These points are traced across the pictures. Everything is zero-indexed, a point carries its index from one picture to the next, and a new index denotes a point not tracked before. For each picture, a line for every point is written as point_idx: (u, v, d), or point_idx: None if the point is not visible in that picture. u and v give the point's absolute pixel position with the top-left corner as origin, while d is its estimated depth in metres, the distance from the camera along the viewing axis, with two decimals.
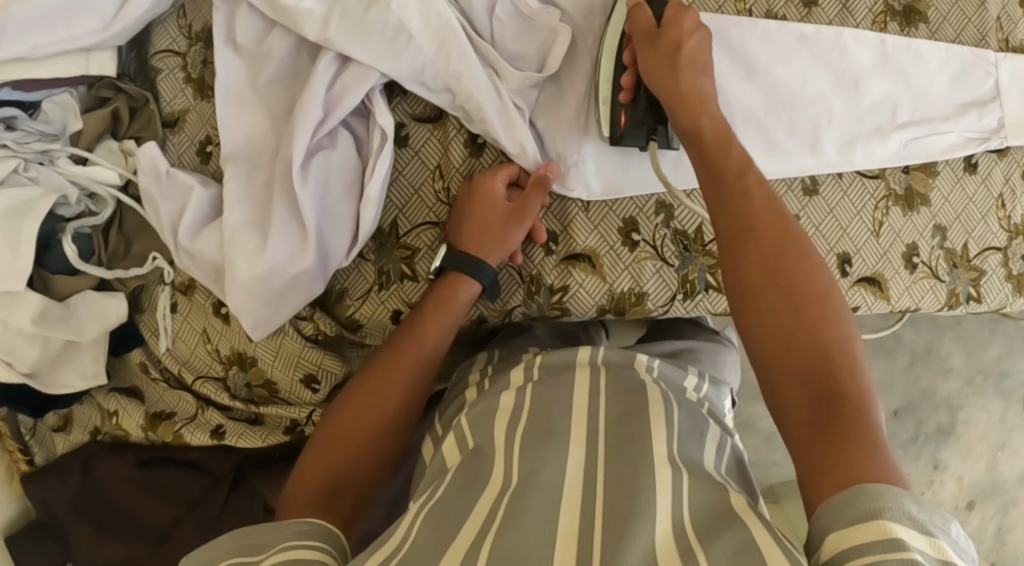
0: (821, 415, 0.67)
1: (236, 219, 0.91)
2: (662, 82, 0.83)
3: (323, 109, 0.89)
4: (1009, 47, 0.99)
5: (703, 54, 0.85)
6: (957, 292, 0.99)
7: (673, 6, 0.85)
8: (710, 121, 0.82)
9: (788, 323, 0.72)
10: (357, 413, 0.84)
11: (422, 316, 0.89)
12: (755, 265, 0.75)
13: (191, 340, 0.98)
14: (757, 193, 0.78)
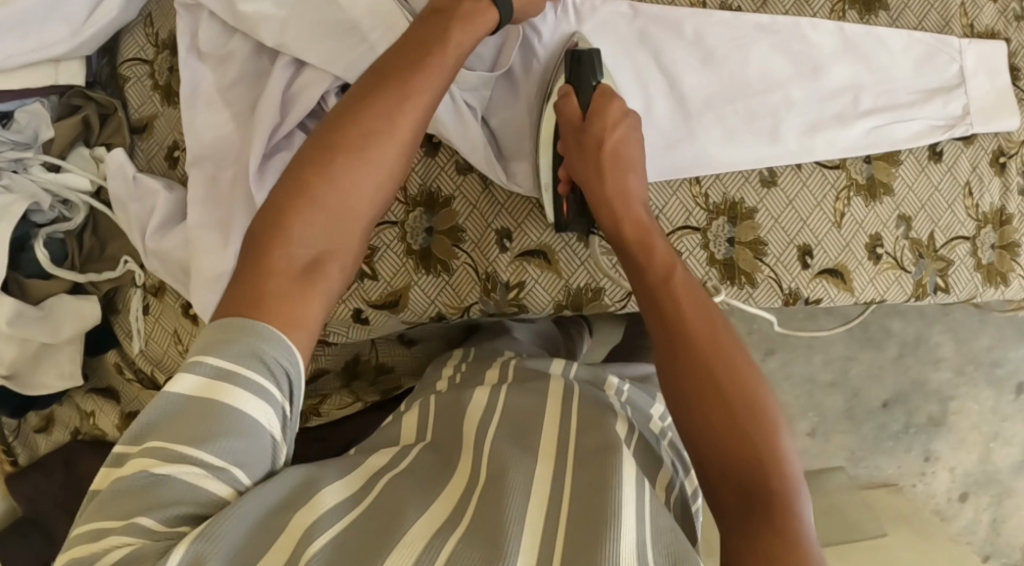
0: (747, 505, 0.68)
1: (199, 219, 0.94)
2: (589, 182, 0.87)
3: (280, 111, 0.91)
4: (973, 33, 0.98)
5: (627, 146, 0.87)
6: (924, 283, 0.98)
7: (600, 94, 0.87)
8: (632, 225, 0.84)
9: (711, 398, 0.73)
10: (329, 174, 0.74)
11: (404, 76, 0.78)
12: (681, 350, 0.76)
13: (163, 341, 1.00)
14: (681, 292, 0.79)
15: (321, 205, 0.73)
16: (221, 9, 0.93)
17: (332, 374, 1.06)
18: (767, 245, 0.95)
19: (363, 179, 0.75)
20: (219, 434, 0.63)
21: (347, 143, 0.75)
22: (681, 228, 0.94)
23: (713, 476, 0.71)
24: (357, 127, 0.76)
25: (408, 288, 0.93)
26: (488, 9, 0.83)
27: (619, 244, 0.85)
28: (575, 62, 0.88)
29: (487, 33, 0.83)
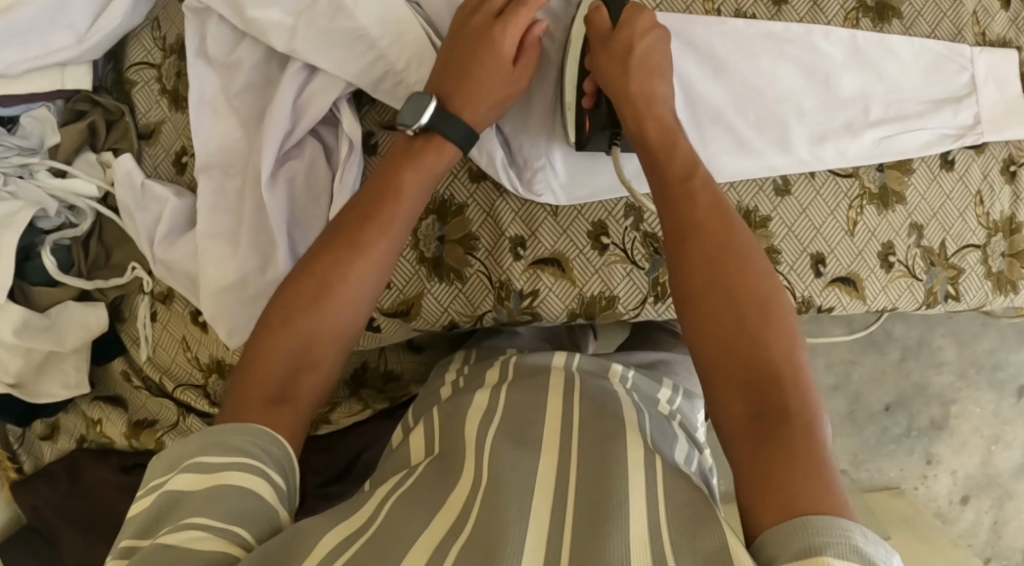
0: (756, 419, 0.66)
1: (208, 228, 0.93)
2: (610, 76, 0.80)
3: (292, 118, 0.90)
4: (985, 41, 0.98)
5: (656, 56, 0.81)
6: (935, 290, 0.98)
7: (629, 7, 0.81)
8: (655, 125, 0.79)
9: (726, 323, 0.70)
10: (310, 306, 0.77)
11: (373, 209, 0.80)
12: (701, 262, 0.73)
13: (171, 348, 1.00)
14: (701, 197, 0.76)
15: (298, 332, 0.76)
16: (230, 15, 0.91)
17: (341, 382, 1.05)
18: (780, 254, 0.95)
19: (339, 311, 0.78)
20: (221, 495, 0.65)
21: (322, 278, 0.78)
22: None
23: (723, 395, 0.69)
24: (333, 263, 0.79)
25: (421, 296, 0.93)
26: (472, 96, 0.82)
27: (647, 150, 0.79)
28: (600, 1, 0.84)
29: (490, 108, 0.83)
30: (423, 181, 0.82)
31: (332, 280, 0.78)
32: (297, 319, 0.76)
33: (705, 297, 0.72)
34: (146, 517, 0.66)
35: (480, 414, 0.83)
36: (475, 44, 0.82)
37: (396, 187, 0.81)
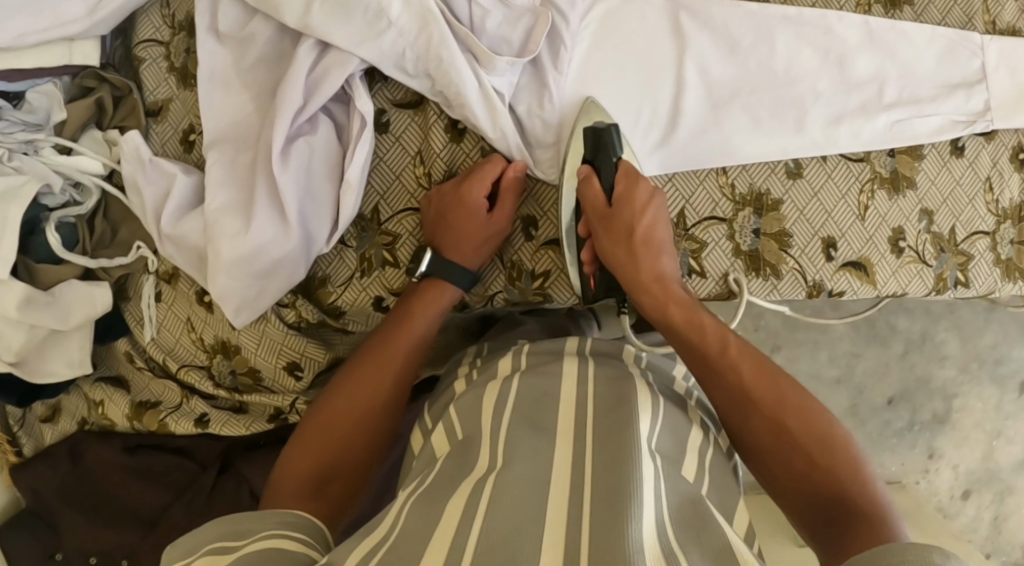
0: (830, 523, 0.77)
1: (219, 203, 0.90)
2: (627, 275, 0.88)
3: (303, 95, 0.89)
4: (995, 29, 1.00)
5: (659, 230, 0.88)
6: (945, 276, 0.98)
7: (622, 173, 0.88)
8: (679, 309, 0.87)
9: (776, 433, 0.82)
10: (355, 398, 0.86)
11: (412, 315, 0.90)
12: (750, 447, 0.84)
13: (175, 329, 0.96)
14: (742, 364, 0.84)
15: (343, 430, 0.85)
16: None
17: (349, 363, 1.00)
18: (792, 237, 0.94)
19: (375, 405, 0.87)
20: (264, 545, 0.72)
21: (371, 375, 0.88)
22: (707, 218, 0.93)
23: (784, 487, 0.81)
24: (384, 366, 0.88)
25: None
26: (468, 205, 0.88)
27: (675, 338, 0.87)
28: (595, 137, 0.88)
29: (490, 223, 0.90)
30: (452, 292, 0.91)
31: (380, 383, 0.88)
32: (348, 412, 0.86)
33: (795, 486, 0.81)
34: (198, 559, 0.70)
35: (493, 397, 0.83)
36: (451, 223, 0.89)
37: (410, 314, 0.90)
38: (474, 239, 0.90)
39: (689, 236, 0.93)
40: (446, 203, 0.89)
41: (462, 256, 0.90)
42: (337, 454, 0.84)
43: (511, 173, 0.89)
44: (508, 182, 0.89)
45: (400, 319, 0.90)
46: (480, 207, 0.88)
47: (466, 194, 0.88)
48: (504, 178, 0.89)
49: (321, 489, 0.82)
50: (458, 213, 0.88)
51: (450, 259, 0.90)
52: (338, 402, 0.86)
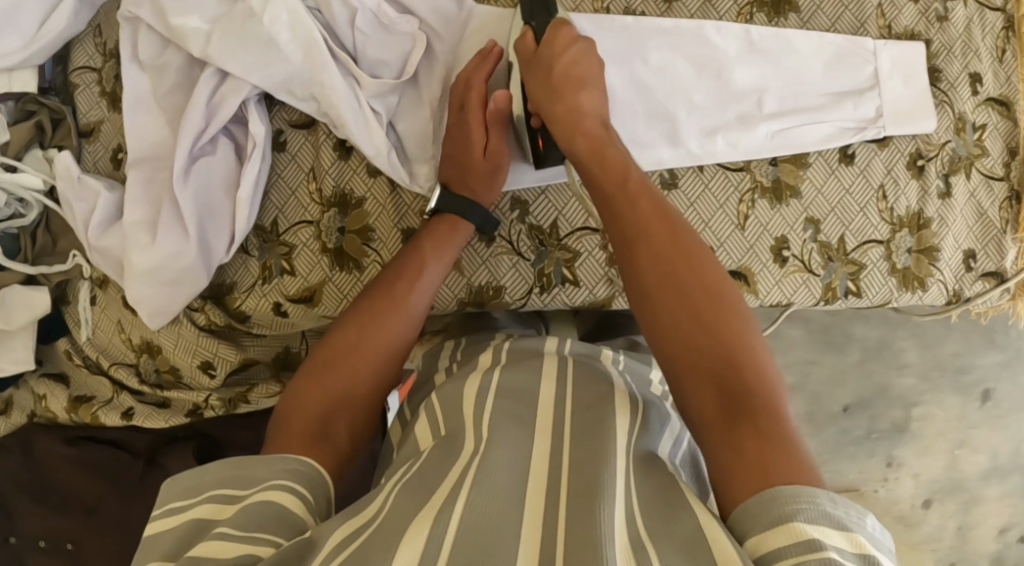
0: (722, 394, 0.71)
1: (133, 217, 0.97)
2: (545, 108, 0.88)
3: (204, 118, 0.96)
4: (891, 34, 0.99)
5: (578, 69, 0.89)
6: (834, 286, 0.98)
7: (553, 24, 0.90)
8: (584, 139, 0.86)
9: (669, 274, 0.77)
10: (358, 334, 0.85)
11: (421, 255, 0.90)
12: (654, 302, 0.77)
13: (108, 330, 1.02)
14: (646, 205, 0.82)
15: (345, 369, 0.83)
16: (156, 23, 0.97)
17: (264, 363, 1.04)
18: None
19: (382, 342, 0.85)
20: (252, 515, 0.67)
21: (376, 307, 0.87)
22: (580, 229, 0.94)
23: (687, 384, 0.73)
24: (393, 302, 0.87)
25: (322, 285, 0.98)
26: (473, 130, 0.91)
27: (598, 192, 0.84)
28: (530, 7, 0.92)
29: (493, 150, 0.92)
30: (466, 227, 0.92)
31: (386, 319, 0.86)
32: (350, 349, 0.84)
33: (676, 332, 0.75)
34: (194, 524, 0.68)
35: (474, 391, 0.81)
36: (464, 135, 0.91)
37: (418, 259, 0.90)
38: (498, 153, 0.92)
39: (562, 246, 0.94)
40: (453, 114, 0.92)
41: (473, 189, 0.92)
42: (342, 397, 0.82)
43: (499, 100, 0.91)
44: (498, 108, 0.91)
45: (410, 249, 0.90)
46: (481, 135, 0.91)
47: (476, 123, 0.91)
48: (492, 106, 0.91)
49: (325, 433, 0.79)
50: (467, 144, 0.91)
51: (466, 194, 0.91)
52: (340, 339, 0.85)
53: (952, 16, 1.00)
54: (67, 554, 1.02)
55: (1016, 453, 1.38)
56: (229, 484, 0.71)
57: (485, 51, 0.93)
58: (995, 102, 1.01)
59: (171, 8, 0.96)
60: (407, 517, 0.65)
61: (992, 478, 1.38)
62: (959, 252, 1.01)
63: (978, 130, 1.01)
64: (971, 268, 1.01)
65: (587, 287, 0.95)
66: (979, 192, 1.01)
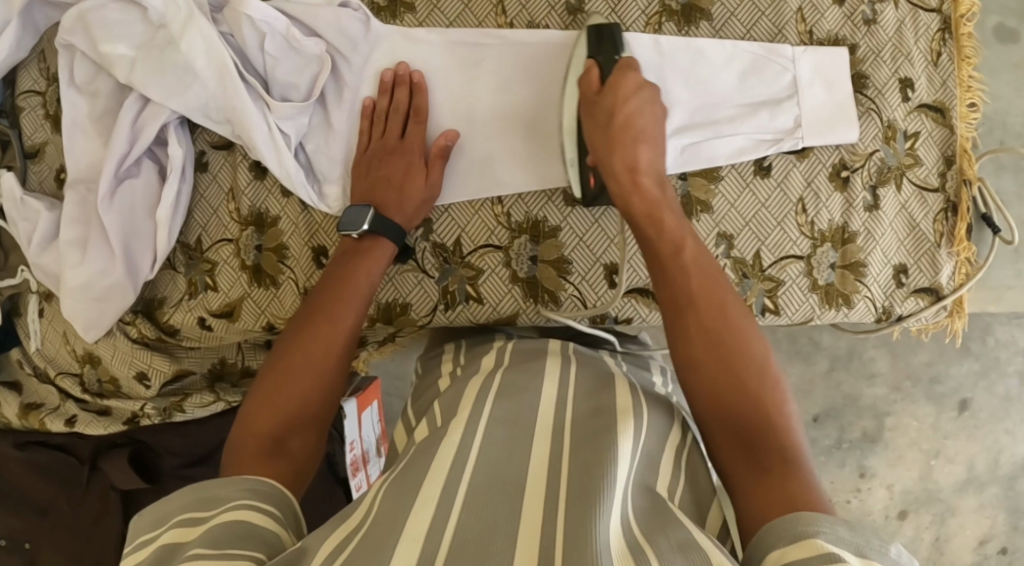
0: (751, 450, 0.73)
1: (65, 236, 1.01)
2: (602, 158, 0.88)
3: (129, 142, 0.98)
4: (812, 40, 0.96)
5: (641, 118, 0.88)
6: (749, 303, 0.95)
7: (620, 66, 0.89)
8: (641, 201, 0.86)
9: (710, 337, 0.78)
10: (306, 346, 0.86)
11: (354, 262, 0.91)
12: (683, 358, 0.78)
13: (55, 340, 1.07)
14: (691, 272, 0.82)
15: (296, 380, 0.84)
16: (89, 51, 1.01)
17: (199, 375, 1.08)
18: (571, 264, 0.95)
19: (328, 348, 0.86)
20: (225, 534, 0.69)
21: (320, 318, 0.88)
22: (483, 246, 0.95)
23: (719, 428, 0.75)
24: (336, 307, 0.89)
25: (242, 300, 1.00)
26: (414, 171, 0.93)
27: (637, 232, 0.86)
28: (598, 35, 0.91)
29: (430, 187, 0.93)
30: (386, 244, 0.92)
31: (330, 324, 0.88)
32: (299, 361, 0.85)
33: (727, 391, 0.75)
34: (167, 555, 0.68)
35: (475, 391, 0.84)
36: (404, 165, 0.93)
37: (355, 269, 0.91)
38: (438, 181, 0.93)
39: (465, 264, 0.95)
40: (385, 143, 0.94)
41: (405, 217, 0.93)
42: (295, 410, 0.83)
43: (441, 141, 0.93)
44: (441, 150, 0.93)
45: (345, 259, 0.92)
46: (422, 175, 0.93)
47: (418, 163, 0.93)
48: (433, 147, 0.93)
49: (280, 447, 0.80)
50: (405, 180, 0.93)
51: (388, 215, 0.92)
52: (290, 355, 0.86)
53: (881, 18, 0.96)
54: (23, 553, 1.09)
55: (993, 464, 1.34)
56: (194, 511, 0.71)
57: (400, 76, 0.94)
58: (928, 108, 0.96)
59: (100, 35, 0.99)
60: (405, 508, 0.67)
61: (968, 489, 1.35)
62: (888, 267, 0.96)
63: (910, 138, 0.96)
64: (902, 283, 0.97)
65: (490, 306, 0.95)
66: (911, 205, 0.96)
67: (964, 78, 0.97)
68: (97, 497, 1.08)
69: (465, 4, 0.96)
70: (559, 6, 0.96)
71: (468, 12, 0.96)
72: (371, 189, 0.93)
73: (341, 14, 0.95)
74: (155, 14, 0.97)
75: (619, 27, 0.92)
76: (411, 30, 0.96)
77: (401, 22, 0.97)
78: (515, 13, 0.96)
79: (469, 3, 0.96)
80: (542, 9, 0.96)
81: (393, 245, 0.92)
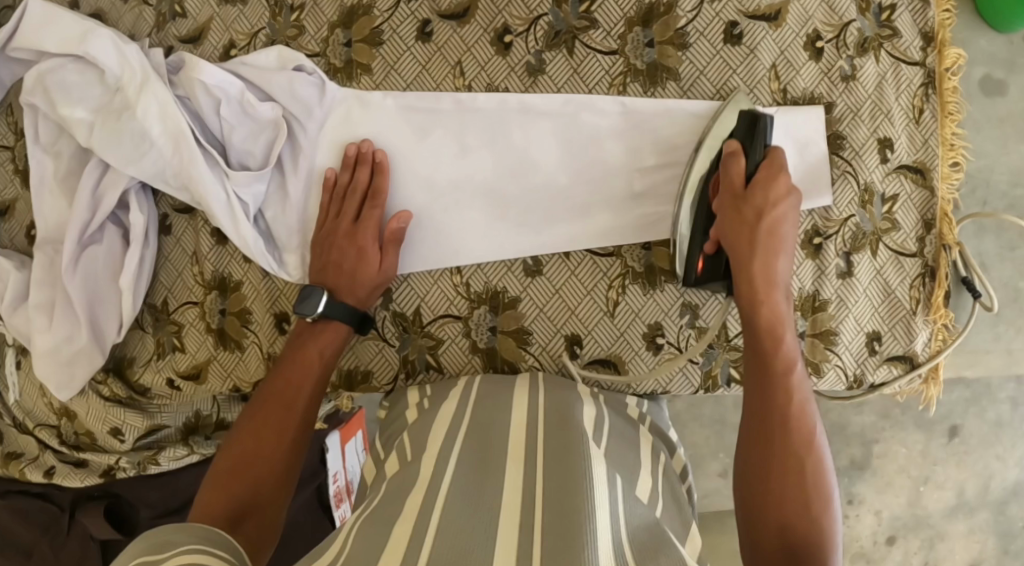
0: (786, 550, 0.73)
1: (33, 299, 1.01)
2: (736, 251, 0.85)
3: (90, 209, 0.98)
4: (786, 99, 0.92)
5: (784, 227, 0.85)
6: (715, 373, 0.93)
7: (768, 161, 0.86)
8: (768, 310, 0.83)
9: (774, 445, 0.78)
10: (261, 425, 0.87)
11: (306, 340, 0.91)
12: (750, 475, 0.78)
13: (33, 392, 1.08)
14: (793, 395, 0.80)
15: (253, 458, 0.85)
16: (50, 113, 0.99)
17: (173, 428, 1.08)
18: (531, 334, 0.93)
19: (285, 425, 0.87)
20: None
21: (277, 397, 0.88)
22: (443, 316, 0.94)
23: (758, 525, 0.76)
24: (291, 385, 0.89)
25: (209, 363, 1.01)
26: (366, 254, 0.91)
27: (755, 345, 0.83)
28: (751, 122, 0.87)
29: (383, 270, 0.92)
30: (337, 325, 0.91)
31: (286, 403, 0.88)
32: (255, 439, 0.86)
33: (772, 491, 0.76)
34: None
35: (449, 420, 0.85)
36: (355, 248, 0.91)
37: (306, 344, 0.91)
38: (393, 265, 0.92)
39: (425, 333, 0.94)
40: (339, 224, 0.92)
41: (356, 298, 0.92)
42: (252, 485, 0.83)
43: (393, 223, 0.91)
44: (396, 232, 0.91)
45: (300, 334, 0.92)
46: (376, 255, 0.91)
47: (370, 243, 0.91)
48: (387, 228, 0.91)
49: (238, 521, 0.80)
50: (359, 262, 0.91)
51: (338, 297, 0.91)
52: (245, 435, 0.86)
53: (860, 74, 0.92)
54: None
55: (984, 489, 1.33)
56: (145, 552, 0.70)
57: (363, 154, 0.92)
58: (907, 169, 0.92)
59: (59, 97, 0.97)
60: (375, 553, 0.66)
61: (958, 514, 1.34)
62: (861, 334, 0.93)
63: (888, 202, 0.92)
64: (875, 350, 0.93)
65: (450, 376, 0.94)
66: (886, 270, 0.93)
67: (947, 136, 0.92)
68: (77, 540, 1.12)
69: (422, 66, 0.94)
70: (519, 67, 0.93)
71: (425, 73, 0.94)
72: (325, 270, 0.92)
73: (294, 78, 0.93)
74: (111, 76, 0.96)
75: (769, 116, 0.87)
76: (368, 93, 0.94)
77: (358, 84, 0.95)
78: (474, 74, 0.93)
79: (426, 65, 0.94)
80: (502, 69, 0.93)
81: (351, 328, 0.92)
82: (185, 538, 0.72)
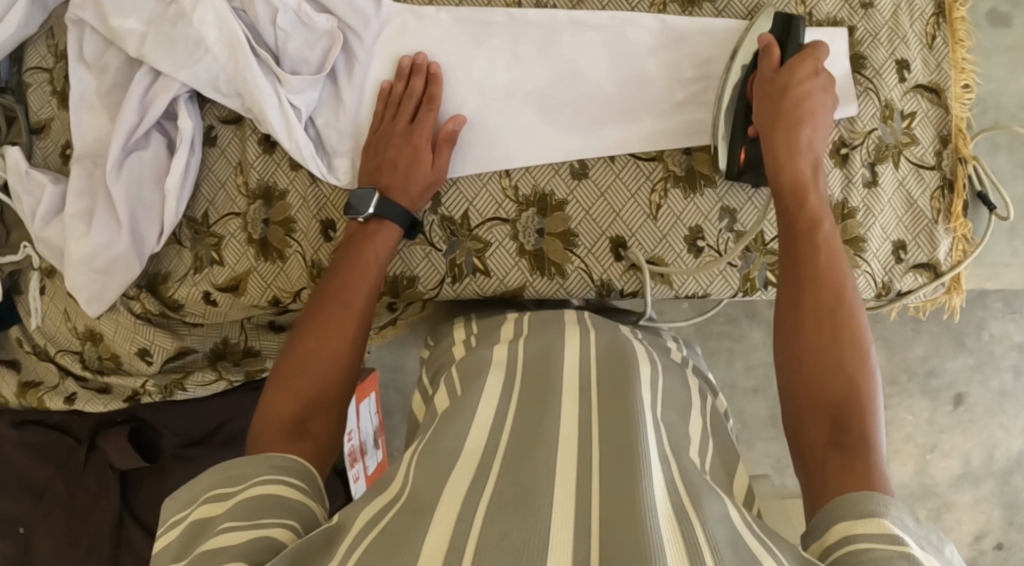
0: (831, 422, 0.74)
1: (70, 208, 0.99)
2: (766, 143, 0.90)
3: (138, 115, 0.98)
4: (811, 21, 0.98)
5: (812, 102, 0.90)
6: (753, 277, 0.97)
7: (801, 52, 0.92)
8: (791, 170, 0.88)
9: (811, 325, 0.80)
10: (319, 330, 0.87)
11: (361, 249, 0.92)
12: (790, 347, 0.80)
13: (56, 318, 1.06)
14: (824, 265, 0.83)
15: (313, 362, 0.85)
16: (98, 26, 0.98)
17: (200, 353, 1.08)
18: (577, 237, 0.97)
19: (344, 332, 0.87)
20: (255, 513, 0.68)
21: (333, 302, 0.89)
22: (491, 219, 0.97)
23: (801, 413, 0.77)
24: (346, 292, 0.89)
25: (248, 274, 1.01)
26: (422, 152, 0.93)
27: (790, 223, 0.86)
28: (785, 24, 0.93)
29: (435, 168, 0.94)
30: (388, 229, 0.92)
31: (342, 311, 0.88)
32: (314, 343, 0.86)
33: (809, 379, 0.77)
34: (196, 529, 0.69)
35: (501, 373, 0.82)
36: (410, 146, 0.93)
37: (361, 254, 0.91)
38: (444, 166, 0.95)
39: (472, 236, 0.97)
40: (394, 126, 0.95)
41: (408, 197, 0.93)
42: (314, 389, 0.83)
43: (448, 125, 0.94)
44: (451, 134, 0.94)
45: (352, 242, 0.93)
46: (430, 152, 0.94)
47: (425, 142, 0.94)
48: (441, 131, 0.95)
49: (304, 426, 0.80)
50: (413, 158, 0.93)
51: (390, 196, 0.93)
52: (304, 341, 0.86)
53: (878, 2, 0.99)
54: (18, 537, 1.08)
55: (988, 459, 1.36)
56: (221, 483, 0.72)
57: (418, 66, 0.96)
58: (924, 89, 0.99)
59: (111, 10, 0.97)
60: (446, 482, 0.67)
61: (964, 484, 1.37)
62: (888, 242, 0.98)
63: (907, 118, 0.99)
64: (901, 259, 0.99)
65: (496, 278, 0.97)
66: (909, 181, 0.99)
67: (958, 60, 1.00)
68: (94, 474, 1.08)
69: None
70: None
71: None
72: (378, 169, 0.94)
73: None
74: None
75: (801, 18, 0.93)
76: (421, 8, 0.98)
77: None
78: None
79: None
80: None
81: (399, 233, 0.93)
82: (260, 466, 0.74)
